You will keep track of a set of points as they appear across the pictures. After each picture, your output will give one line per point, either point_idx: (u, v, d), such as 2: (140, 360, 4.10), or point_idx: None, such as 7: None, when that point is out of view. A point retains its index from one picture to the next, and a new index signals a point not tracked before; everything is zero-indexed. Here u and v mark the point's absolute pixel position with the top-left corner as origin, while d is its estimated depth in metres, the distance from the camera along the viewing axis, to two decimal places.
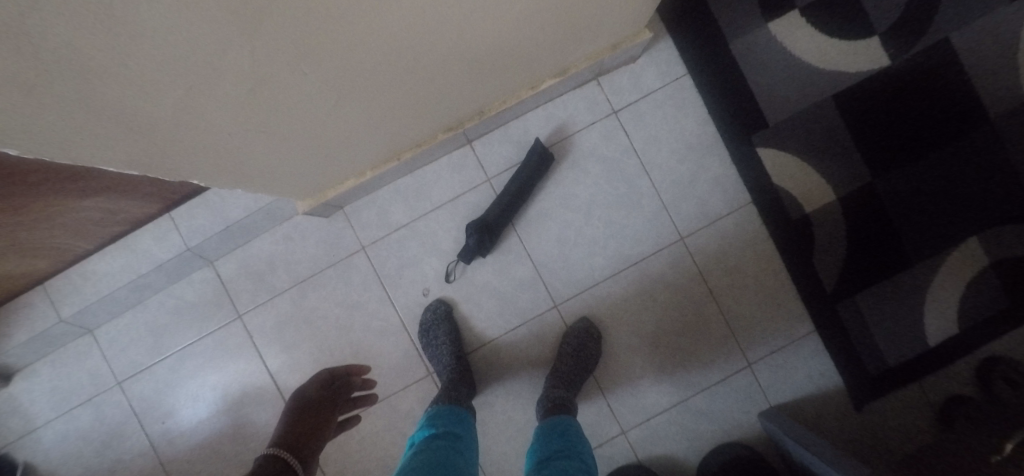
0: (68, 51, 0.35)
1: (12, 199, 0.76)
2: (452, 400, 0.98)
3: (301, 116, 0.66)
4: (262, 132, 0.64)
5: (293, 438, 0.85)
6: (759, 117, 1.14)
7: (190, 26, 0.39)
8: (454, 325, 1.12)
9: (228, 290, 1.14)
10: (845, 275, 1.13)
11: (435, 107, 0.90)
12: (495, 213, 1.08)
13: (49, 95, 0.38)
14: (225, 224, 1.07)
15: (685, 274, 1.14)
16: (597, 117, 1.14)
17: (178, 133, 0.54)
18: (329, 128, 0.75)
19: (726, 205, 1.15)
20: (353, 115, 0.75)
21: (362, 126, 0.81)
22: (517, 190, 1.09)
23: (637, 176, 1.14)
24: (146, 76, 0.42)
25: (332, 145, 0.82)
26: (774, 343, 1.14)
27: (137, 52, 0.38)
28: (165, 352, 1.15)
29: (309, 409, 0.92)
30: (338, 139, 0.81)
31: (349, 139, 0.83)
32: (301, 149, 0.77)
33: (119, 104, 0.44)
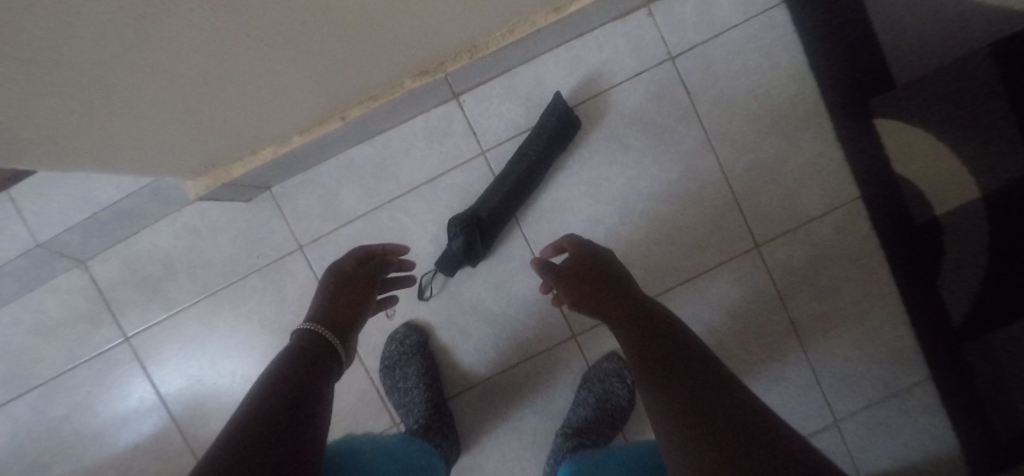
0: None
1: None
2: (429, 451, 0.69)
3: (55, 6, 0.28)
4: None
5: (334, 322, 0.60)
6: (882, 73, 0.78)
7: None
8: (432, 361, 0.79)
9: (109, 302, 0.80)
10: (981, 304, 0.80)
11: (388, 23, 0.51)
12: (491, 206, 0.74)
13: None
14: (92, 210, 0.74)
15: (757, 296, 0.81)
16: (646, 64, 0.77)
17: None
18: (158, 42, 0.36)
19: (823, 199, 0.80)
20: (207, 16, 0.36)
21: (238, 45, 0.42)
22: (526, 171, 0.74)
23: (698, 152, 0.79)
24: None
25: (188, 83, 0.44)
26: (871, 392, 0.83)
27: None
28: (24, 384, 0.82)
29: (355, 280, 0.65)
30: (194, 71, 0.42)
31: (221, 72, 0.45)
32: (105, 86, 0.38)
33: None
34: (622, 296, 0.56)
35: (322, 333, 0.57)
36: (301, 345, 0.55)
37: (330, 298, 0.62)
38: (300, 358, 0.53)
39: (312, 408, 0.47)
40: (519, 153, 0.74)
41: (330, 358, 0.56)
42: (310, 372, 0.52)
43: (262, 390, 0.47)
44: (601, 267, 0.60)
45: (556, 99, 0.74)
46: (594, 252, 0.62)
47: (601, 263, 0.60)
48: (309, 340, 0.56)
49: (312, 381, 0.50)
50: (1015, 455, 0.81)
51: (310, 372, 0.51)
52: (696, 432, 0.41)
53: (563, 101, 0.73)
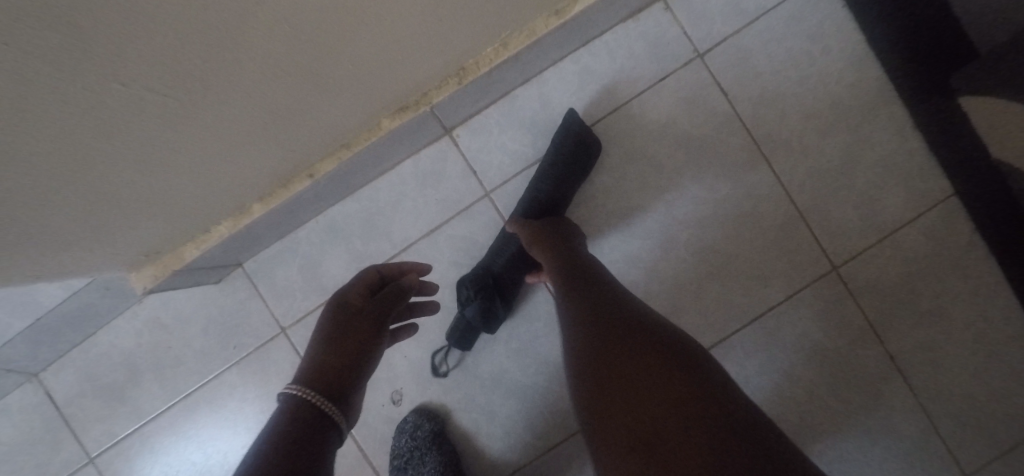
0: None
1: None
2: None
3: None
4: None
5: (328, 382, 0.43)
6: (962, 42, 0.64)
7: None
8: (449, 454, 0.64)
9: (69, 418, 0.68)
10: None
11: (343, 47, 0.38)
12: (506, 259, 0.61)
13: None
14: (33, 318, 0.60)
15: (843, 329, 0.65)
16: (669, 67, 0.65)
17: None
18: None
19: (909, 202, 0.65)
20: (31, 61, 0.22)
21: (120, 96, 0.28)
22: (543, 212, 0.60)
23: (746, 162, 0.65)
24: None
25: (49, 155, 0.30)
26: (1008, 436, 0.65)
27: None
28: None
29: (353, 320, 0.48)
30: (47, 139, 0.28)
31: (108, 137, 0.31)
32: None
33: None
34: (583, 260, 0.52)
35: (311, 396, 0.40)
36: (283, 419, 0.39)
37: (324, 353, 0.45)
38: (283, 440, 0.36)
39: None
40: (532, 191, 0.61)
41: (325, 432, 0.39)
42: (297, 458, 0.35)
43: None
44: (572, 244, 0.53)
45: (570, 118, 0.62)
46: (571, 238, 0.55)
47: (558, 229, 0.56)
48: (296, 408, 0.39)
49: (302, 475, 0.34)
50: None
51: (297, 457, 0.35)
52: (653, 417, 0.35)
53: (577, 120, 0.61)
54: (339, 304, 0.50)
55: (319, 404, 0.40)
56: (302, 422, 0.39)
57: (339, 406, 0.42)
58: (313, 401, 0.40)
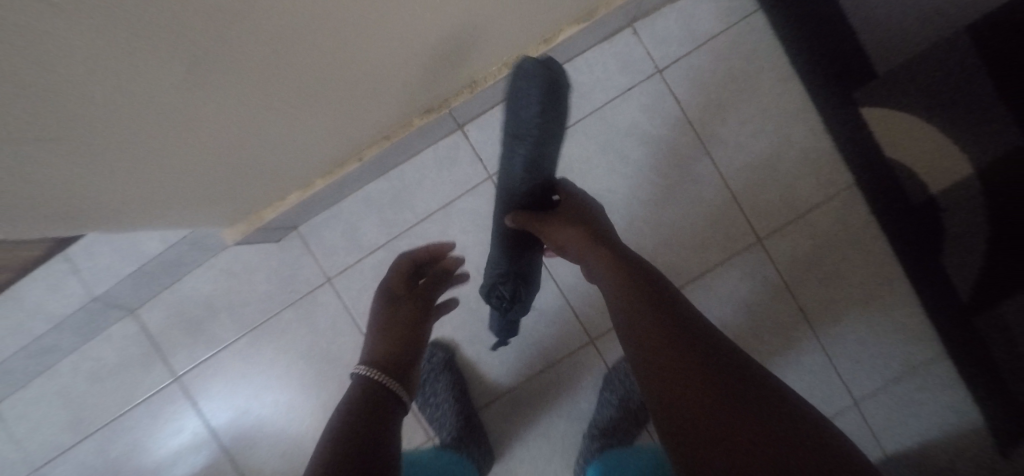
0: None
1: None
2: (456, 455, 0.75)
3: (133, 92, 0.31)
4: (25, 164, 0.32)
5: (388, 361, 0.60)
6: (864, 64, 0.81)
7: None
8: (458, 376, 0.84)
9: (160, 345, 0.87)
10: (986, 277, 0.82)
11: (398, 77, 0.57)
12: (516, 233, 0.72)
13: None
14: (139, 264, 0.78)
15: (765, 288, 0.84)
16: (635, 79, 0.82)
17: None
18: (211, 131, 0.43)
19: (819, 189, 0.83)
20: (252, 92, 0.41)
21: (275, 112, 0.48)
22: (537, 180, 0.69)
23: (694, 157, 0.83)
24: None
25: (227, 149, 0.49)
26: (888, 371, 0.85)
27: None
28: (90, 428, 0.89)
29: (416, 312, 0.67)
30: (232, 138, 0.47)
31: (258, 136, 0.51)
32: (159, 168, 0.44)
33: None
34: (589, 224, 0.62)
35: (377, 374, 0.58)
36: (360, 390, 0.56)
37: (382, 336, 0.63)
38: (363, 404, 0.54)
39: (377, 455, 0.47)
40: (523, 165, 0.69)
41: (391, 401, 0.56)
42: (374, 420, 0.52)
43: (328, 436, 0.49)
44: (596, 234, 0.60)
45: (532, 65, 0.65)
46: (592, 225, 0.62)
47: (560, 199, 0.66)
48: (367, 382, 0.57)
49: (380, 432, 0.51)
50: None
51: (373, 418, 0.52)
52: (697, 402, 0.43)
53: (544, 69, 0.64)
54: (388, 296, 0.69)
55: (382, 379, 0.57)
56: (373, 392, 0.56)
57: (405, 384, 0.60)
58: (377, 377, 0.57)
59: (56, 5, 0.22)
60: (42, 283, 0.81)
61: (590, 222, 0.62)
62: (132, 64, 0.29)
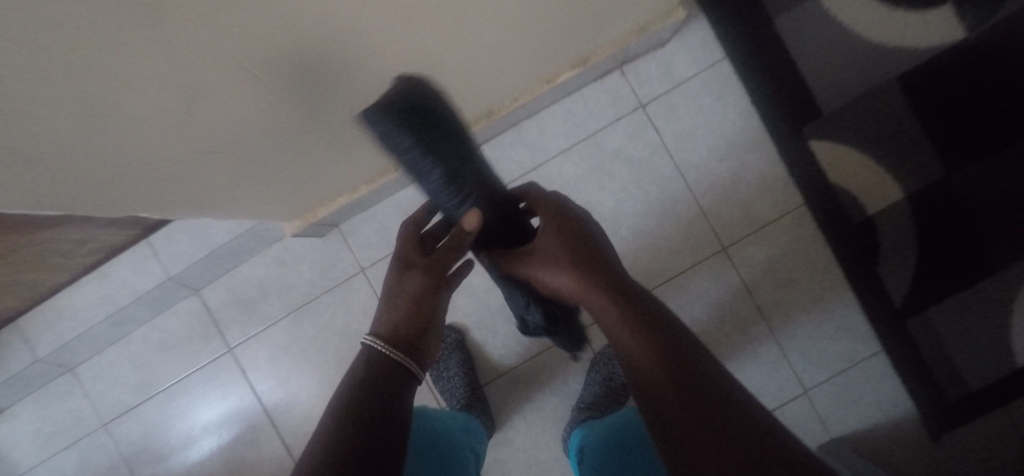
0: None
1: None
2: (467, 415, 0.91)
3: (269, 102, 0.50)
4: (205, 149, 0.52)
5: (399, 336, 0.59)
6: (811, 105, 0.99)
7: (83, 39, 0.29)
8: (468, 355, 1.00)
9: (217, 321, 1.03)
10: (915, 286, 0.98)
11: None
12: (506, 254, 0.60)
13: None
14: (210, 249, 0.96)
15: (728, 289, 1.00)
16: (622, 112, 1.00)
17: (69, 146, 0.40)
18: (303, 140, 0.63)
19: (775, 208, 1.00)
20: (336, 115, 0.61)
21: (346, 130, 0.67)
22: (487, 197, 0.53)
23: (670, 177, 1.00)
24: (37, 92, 0.32)
25: (306, 155, 0.68)
26: (834, 365, 0.99)
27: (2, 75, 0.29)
28: (153, 390, 1.05)
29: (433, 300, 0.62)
30: (313, 146, 0.67)
31: (329, 148, 0.70)
32: (261, 163, 0.63)
33: (28, 126, 0.34)
34: (569, 238, 0.57)
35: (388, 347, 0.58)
36: (368, 361, 0.58)
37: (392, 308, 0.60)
38: (368, 372, 0.56)
39: (381, 423, 0.50)
40: (456, 203, 0.51)
41: (402, 372, 0.58)
42: (381, 387, 0.55)
43: (336, 400, 0.53)
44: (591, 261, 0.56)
45: (394, 98, 0.43)
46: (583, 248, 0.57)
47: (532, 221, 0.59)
48: (376, 355, 0.58)
49: (385, 400, 0.53)
50: (959, 410, 0.97)
51: (382, 388, 0.55)
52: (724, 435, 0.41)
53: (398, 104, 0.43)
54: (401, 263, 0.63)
55: (390, 353, 0.58)
56: (381, 362, 0.57)
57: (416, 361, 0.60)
58: (386, 350, 0.58)
59: (252, 59, 0.42)
60: (128, 263, 0.99)
61: (570, 244, 0.57)
62: (279, 92, 0.49)
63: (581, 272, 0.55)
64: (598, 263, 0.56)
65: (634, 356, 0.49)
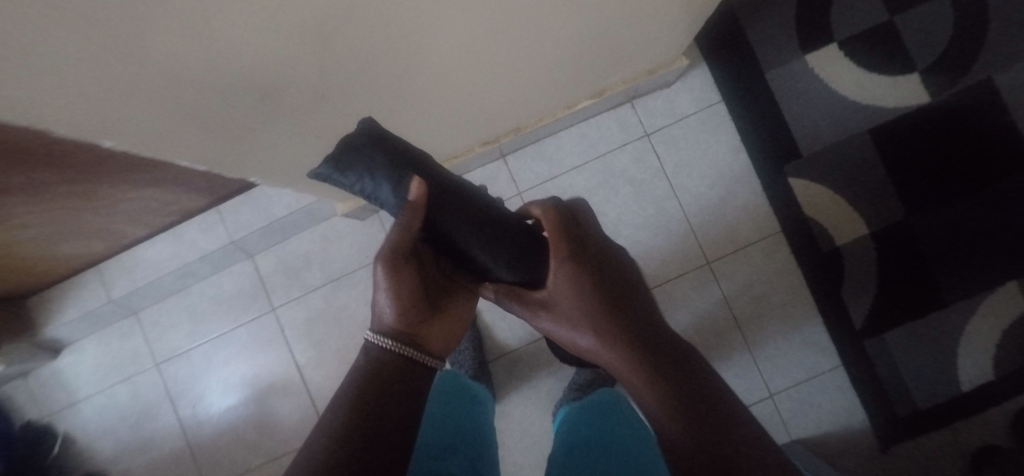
0: (197, 77, 0.43)
1: (100, 196, 0.85)
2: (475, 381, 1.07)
3: (364, 103, 0.68)
4: (309, 134, 0.69)
5: (412, 335, 0.59)
6: (792, 147, 1.15)
7: (281, 58, 0.47)
8: (478, 333, 1.16)
9: (265, 284, 1.20)
10: (874, 312, 1.12)
11: (474, 120, 0.94)
12: (500, 241, 0.59)
13: (175, 103, 0.46)
14: (268, 220, 1.12)
15: (708, 298, 1.15)
16: (629, 138, 1.17)
17: (235, 124, 0.57)
18: None
19: (755, 232, 1.15)
20: (403, 116, 0.79)
21: (406, 130, 0.85)
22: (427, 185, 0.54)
23: (666, 198, 1.16)
24: (241, 88, 0.49)
25: None
26: (797, 375, 1.13)
27: (230, 77, 0.46)
28: (202, 338, 1.21)
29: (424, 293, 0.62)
30: None
31: None
32: None
33: (223, 108, 0.52)
34: (577, 273, 0.62)
35: (400, 345, 0.57)
36: (378, 362, 0.56)
37: (399, 307, 0.59)
38: (374, 366, 0.56)
39: (391, 417, 0.52)
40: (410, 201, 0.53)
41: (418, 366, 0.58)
42: (391, 380, 0.55)
43: (341, 396, 0.53)
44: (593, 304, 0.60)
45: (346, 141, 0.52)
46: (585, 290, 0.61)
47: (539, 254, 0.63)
48: (390, 358, 0.56)
49: (396, 392, 0.54)
50: (908, 426, 1.09)
51: (392, 384, 0.55)
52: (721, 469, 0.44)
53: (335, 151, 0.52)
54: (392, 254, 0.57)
55: (406, 352, 0.57)
56: (397, 361, 0.57)
57: (422, 351, 0.59)
58: (400, 349, 0.57)
59: (365, 73, 0.59)
60: (198, 225, 1.15)
61: (578, 282, 0.61)
62: (372, 97, 0.67)
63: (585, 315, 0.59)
64: (607, 298, 0.60)
65: (639, 392, 0.53)
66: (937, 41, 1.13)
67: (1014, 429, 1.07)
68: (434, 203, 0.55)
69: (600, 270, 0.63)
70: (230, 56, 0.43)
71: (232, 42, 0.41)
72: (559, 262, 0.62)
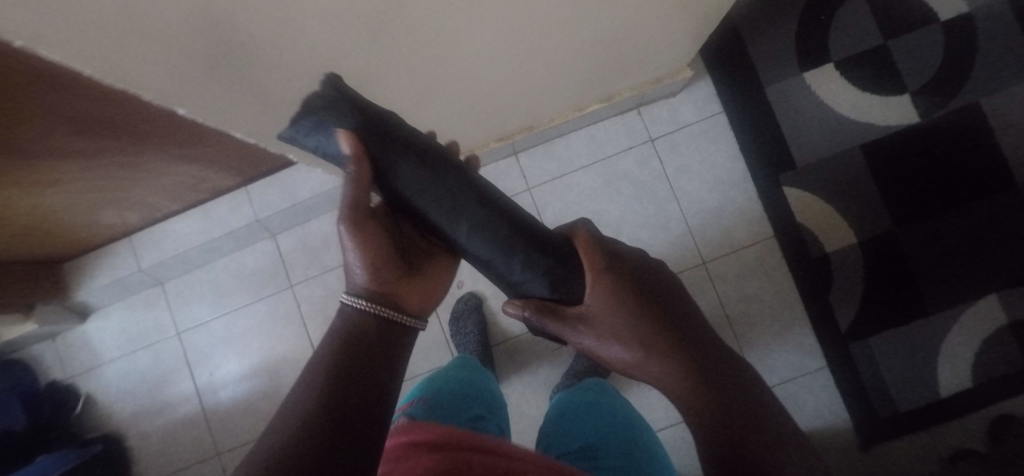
0: (271, 56, 0.52)
1: (147, 168, 0.92)
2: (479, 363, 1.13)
3: (397, 94, 0.76)
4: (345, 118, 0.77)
5: (389, 296, 0.61)
6: (788, 158, 1.22)
7: (336, 44, 0.55)
8: (483, 318, 1.23)
9: (286, 262, 1.28)
10: (859, 318, 1.18)
11: (491, 117, 1.02)
12: (451, 193, 0.59)
13: (245, 77, 0.54)
14: (293, 202, 1.18)
15: (702, 296, 1.21)
16: (635, 142, 1.24)
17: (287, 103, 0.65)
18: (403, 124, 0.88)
19: (749, 236, 1.22)
20: (430, 109, 0.87)
21: (430, 122, 0.92)
22: (368, 132, 0.54)
23: (666, 199, 1.23)
24: (300, 70, 0.57)
25: None
26: (784, 374, 1.19)
27: (297, 61, 0.54)
28: (222, 310, 1.29)
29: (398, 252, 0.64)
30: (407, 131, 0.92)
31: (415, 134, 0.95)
32: None
33: (281, 85, 0.60)
34: (613, 286, 0.64)
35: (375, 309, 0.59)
36: (354, 330, 0.57)
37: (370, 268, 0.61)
38: (347, 338, 0.55)
39: (370, 385, 0.51)
40: (358, 156, 0.55)
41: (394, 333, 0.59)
42: (368, 351, 0.54)
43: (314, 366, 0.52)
44: (632, 319, 0.63)
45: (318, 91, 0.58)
46: (623, 305, 0.64)
47: (574, 268, 0.65)
48: (366, 321, 0.57)
49: (372, 362, 0.53)
50: (888, 427, 1.15)
51: (370, 351, 0.55)
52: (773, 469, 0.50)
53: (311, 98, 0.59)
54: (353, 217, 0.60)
55: (384, 315, 0.59)
56: (375, 325, 0.58)
57: (400, 312, 0.61)
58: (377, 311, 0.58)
59: (403, 66, 0.67)
60: (227, 202, 1.20)
61: (614, 297, 0.64)
62: (405, 89, 0.75)
63: (625, 330, 0.63)
64: (642, 310, 0.63)
65: (683, 400, 0.59)
66: (928, 65, 1.21)
67: (990, 435, 1.12)
68: (378, 153, 0.56)
69: (631, 283, 0.66)
70: (297, 39, 0.51)
71: (300, 24, 0.49)
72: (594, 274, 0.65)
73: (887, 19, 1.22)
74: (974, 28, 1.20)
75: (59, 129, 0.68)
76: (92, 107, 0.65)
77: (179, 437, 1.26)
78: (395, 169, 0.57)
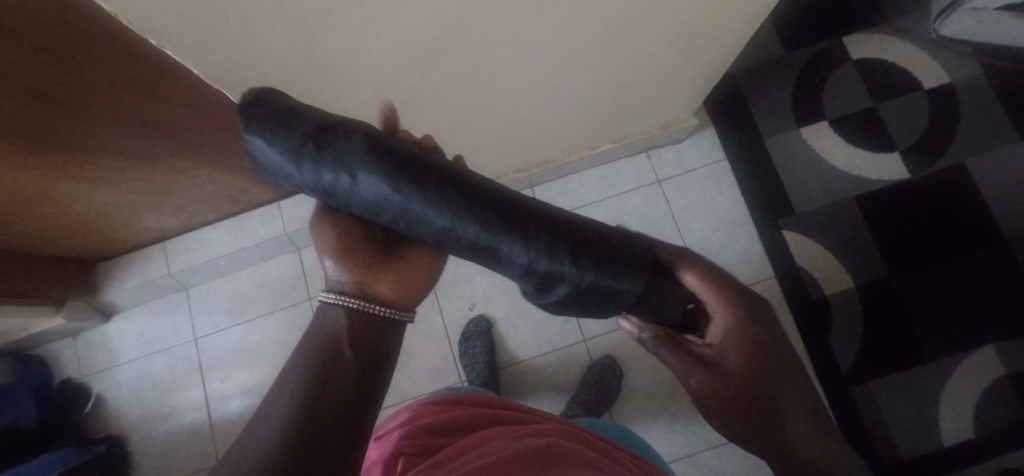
0: (339, 66, 0.61)
1: (199, 174, 1.01)
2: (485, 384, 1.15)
3: (436, 120, 0.85)
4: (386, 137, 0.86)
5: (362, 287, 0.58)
6: (787, 204, 1.30)
7: (395, 67, 0.64)
8: (491, 341, 1.26)
9: (307, 275, 1.35)
10: (859, 361, 1.21)
11: (513, 148, 1.12)
12: (407, 178, 0.53)
13: (314, 83, 0.64)
14: None
15: None
16: (643, 182, 1.33)
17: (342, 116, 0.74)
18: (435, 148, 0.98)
19: (751, 275, 1.27)
20: (461, 137, 0.96)
21: (460, 149, 1.01)
22: (306, 132, 0.52)
23: (672, 236, 1.30)
24: (359, 85, 0.66)
25: None
26: None
27: (358, 73, 0.63)
28: (240, 319, 1.34)
29: (372, 247, 0.63)
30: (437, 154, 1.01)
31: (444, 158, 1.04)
32: None
33: (342, 98, 0.69)
34: (745, 337, 0.58)
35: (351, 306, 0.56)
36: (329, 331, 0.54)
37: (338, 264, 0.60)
38: (316, 343, 0.53)
39: (343, 399, 0.48)
40: (300, 164, 0.53)
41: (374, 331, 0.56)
42: (342, 356, 0.51)
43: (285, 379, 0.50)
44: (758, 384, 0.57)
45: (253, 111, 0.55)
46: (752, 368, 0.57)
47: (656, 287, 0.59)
48: (336, 321, 0.55)
49: (347, 369, 0.50)
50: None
51: (340, 358, 0.51)
52: None
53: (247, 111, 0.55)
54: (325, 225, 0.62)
55: (360, 306, 0.56)
56: (347, 322, 0.55)
57: (373, 300, 0.57)
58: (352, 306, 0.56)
59: (446, 93, 0.77)
60: (258, 216, 1.27)
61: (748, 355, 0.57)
62: (444, 115, 0.84)
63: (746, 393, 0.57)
64: (769, 377, 0.57)
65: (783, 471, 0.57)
66: (915, 128, 1.31)
67: None
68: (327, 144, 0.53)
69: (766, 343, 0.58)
70: (365, 58, 0.60)
71: (371, 46, 0.58)
72: (730, 320, 0.58)
73: (874, 86, 1.35)
74: (955, 98, 1.32)
75: (138, 128, 0.77)
76: (174, 109, 0.74)
77: (181, 444, 1.27)
78: (341, 153, 0.53)
